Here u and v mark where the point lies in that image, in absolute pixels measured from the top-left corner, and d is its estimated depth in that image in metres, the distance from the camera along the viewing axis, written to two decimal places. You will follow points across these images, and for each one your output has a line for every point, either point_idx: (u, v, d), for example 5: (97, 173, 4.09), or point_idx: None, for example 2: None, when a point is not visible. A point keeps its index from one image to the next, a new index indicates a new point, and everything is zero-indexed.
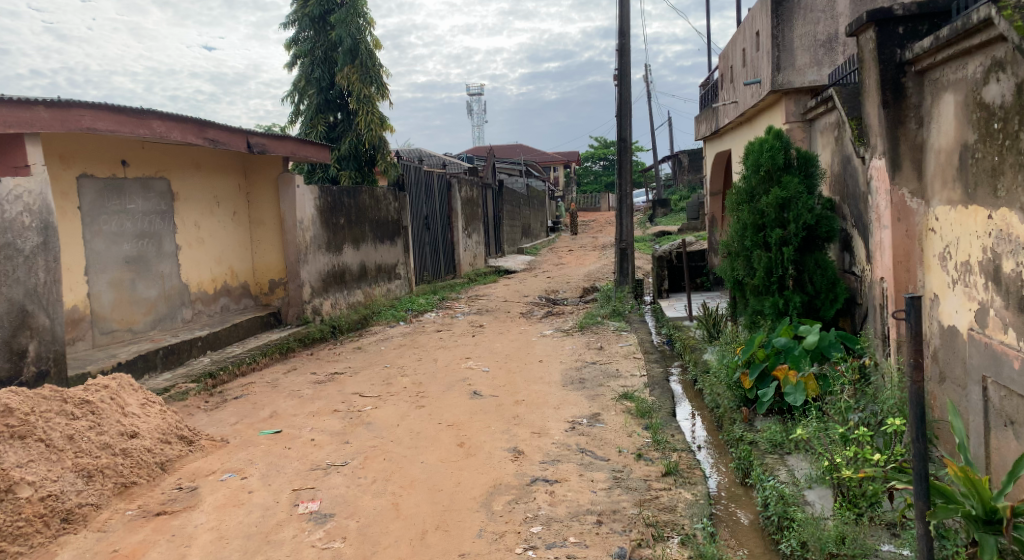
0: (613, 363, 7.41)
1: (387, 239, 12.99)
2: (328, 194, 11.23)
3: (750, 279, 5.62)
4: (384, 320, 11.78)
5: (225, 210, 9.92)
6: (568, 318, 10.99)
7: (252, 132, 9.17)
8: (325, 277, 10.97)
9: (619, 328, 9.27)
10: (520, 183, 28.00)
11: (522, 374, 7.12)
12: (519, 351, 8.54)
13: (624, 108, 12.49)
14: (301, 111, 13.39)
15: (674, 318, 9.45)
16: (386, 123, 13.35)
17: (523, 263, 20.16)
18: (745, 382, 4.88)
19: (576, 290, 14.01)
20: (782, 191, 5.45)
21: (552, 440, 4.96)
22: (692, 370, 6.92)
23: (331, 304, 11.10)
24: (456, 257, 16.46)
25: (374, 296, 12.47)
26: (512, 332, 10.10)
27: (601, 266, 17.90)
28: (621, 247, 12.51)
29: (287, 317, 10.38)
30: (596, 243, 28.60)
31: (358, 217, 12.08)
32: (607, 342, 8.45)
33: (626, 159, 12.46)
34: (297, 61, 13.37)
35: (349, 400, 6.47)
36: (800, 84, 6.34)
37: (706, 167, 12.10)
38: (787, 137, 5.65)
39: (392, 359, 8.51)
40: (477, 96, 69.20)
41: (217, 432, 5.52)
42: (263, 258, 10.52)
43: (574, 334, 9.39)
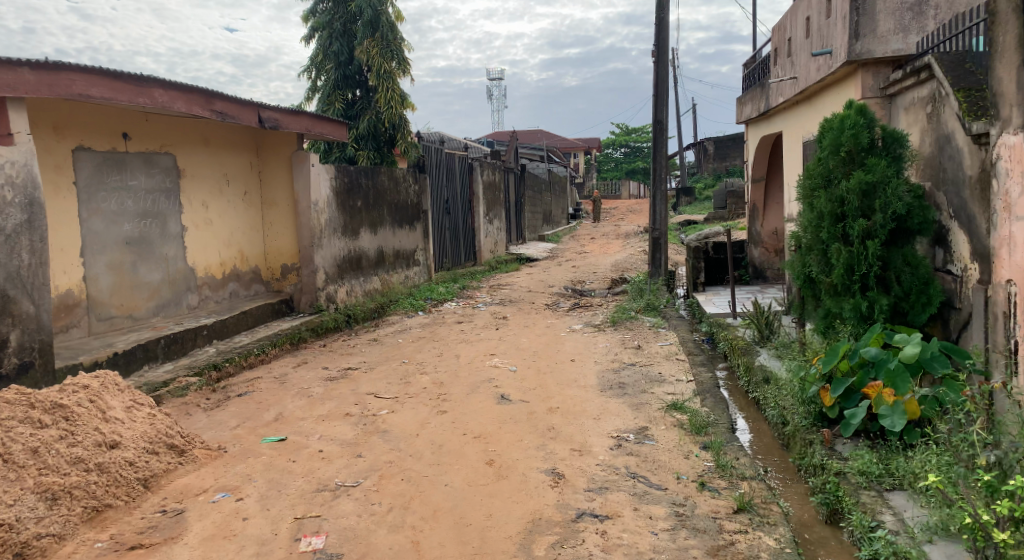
0: (655, 364, 6.68)
1: (406, 223, 12.34)
2: (345, 175, 10.58)
3: (824, 277, 4.88)
4: (401, 310, 11.15)
5: (236, 189, 9.28)
6: (598, 312, 10.27)
7: (264, 106, 8.49)
8: (340, 263, 10.35)
9: (656, 325, 8.54)
10: (542, 168, 27.18)
11: (554, 375, 6.42)
12: (548, 347, 7.85)
13: (661, 89, 11.70)
14: (318, 87, 12.72)
15: (715, 315, 8.72)
16: (407, 101, 12.63)
17: (546, 251, 19.42)
18: (827, 399, 4.17)
19: (603, 280, 13.29)
20: (867, 175, 4.71)
21: (597, 460, 4.26)
22: (745, 376, 6.21)
23: (347, 291, 10.49)
24: (477, 243, 15.78)
25: (391, 284, 11.83)
26: (539, 326, 9.42)
27: (627, 255, 17.12)
28: (654, 238, 11.76)
29: (300, 304, 9.77)
30: (619, 231, 27.78)
31: (377, 200, 11.44)
32: (645, 340, 7.73)
33: (661, 143, 11.71)
34: (314, 35, 12.68)
35: (363, 402, 5.80)
36: (881, 54, 5.57)
37: (748, 152, 11.30)
38: (872, 112, 4.91)
39: (411, 354, 7.86)
40: (497, 81, 68.29)
41: (213, 438, 4.84)
42: (275, 241, 9.88)
43: (606, 330, 8.67)
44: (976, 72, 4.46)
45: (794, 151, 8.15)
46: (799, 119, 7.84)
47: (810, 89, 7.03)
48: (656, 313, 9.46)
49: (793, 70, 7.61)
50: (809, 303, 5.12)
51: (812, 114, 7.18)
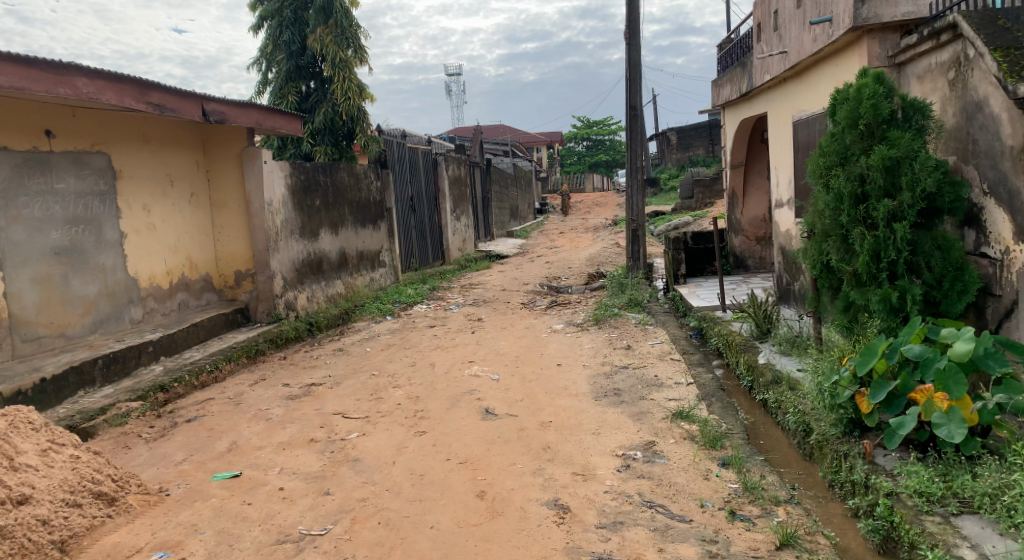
0: (649, 366, 6.14)
1: (369, 222, 11.68)
2: (301, 173, 9.94)
3: (845, 265, 4.39)
4: (368, 315, 10.49)
5: (182, 190, 8.53)
6: (577, 310, 9.73)
7: (209, 97, 7.76)
8: (299, 267, 9.72)
9: (643, 321, 8.02)
10: (506, 162, 26.56)
11: (542, 383, 5.84)
12: (530, 351, 7.27)
13: (634, 73, 11.17)
14: (269, 80, 11.95)
15: (703, 308, 8.25)
16: (366, 92, 11.94)
17: (515, 247, 18.85)
18: (864, 405, 3.63)
19: (579, 276, 12.77)
20: (890, 149, 4.21)
21: (604, 486, 3.69)
22: (748, 376, 5.72)
23: (307, 297, 9.85)
24: (445, 241, 15.14)
25: (356, 287, 11.16)
26: (517, 327, 8.85)
27: (600, 249, 16.64)
28: (631, 228, 11.29)
29: (257, 313, 9.13)
30: (586, 224, 27.32)
31: (336, 199, 10.78)
32: (634, 339, 7.18)
33: (637, 130, 11.21)
34: (263, 24, 11.91)
35: (330, 425, 5.15)
36: (890, 18, 5.08)
37: (726, 137, 10.86)
38: (889, 80, 4.42)
39: (381, 364, 7.23)
40: (454, 77, 67.45)
41: (153, 477, 4.13)
42: (227, 246, 9.16)
43: (590, 330, 8.12)
44: (1011, 31, 4.00)
45: (783, 131, 7.67)
46: (788, 98, 7.38)
47: (803, 64, 6.55)
48: (640, 308, 8.96)
49: (782, 44, 7.11)
50: (825, 294, 4.63)
51: (807, 90, 6.71)
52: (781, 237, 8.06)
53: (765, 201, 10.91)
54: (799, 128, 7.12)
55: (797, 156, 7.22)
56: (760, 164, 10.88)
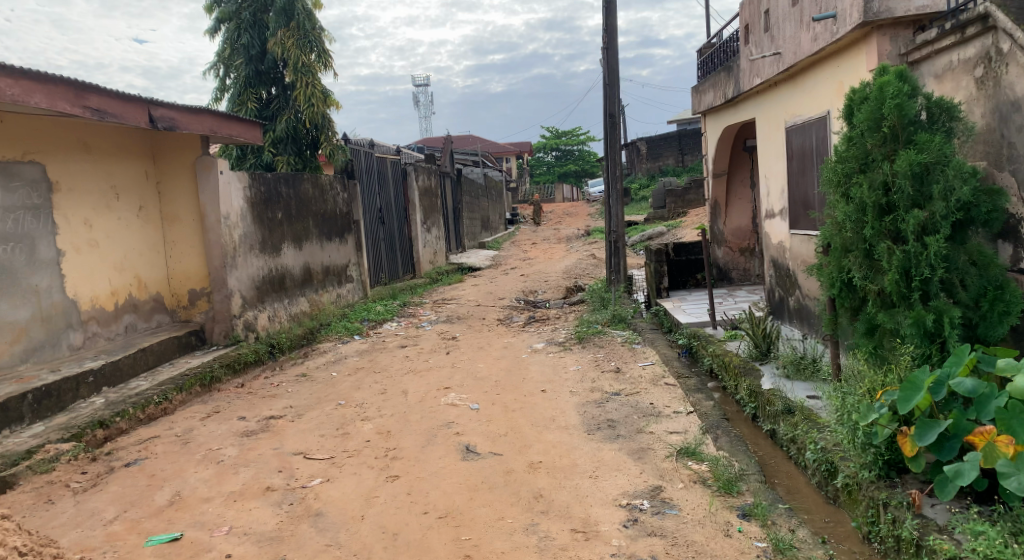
0: (643, 393, 5.63)
1: (335, 236, 11.08)
2: (261, 184, 9.32)
3: (869, 284, 3.89)
4: (334, 334, 9.86)
5: (129, 204, 7.87)
6: (558, 327, 9.23)
7: (158, 102, 7.13)
8: (259, 284, 9.11)
9: (630, 340, 7.55)
10: (477, 173, 26.06)
11: (526, 415, 5.30)
12: (511, 375, 6.73)
13: (612, 78, 10.73)
14: (227, 86, 11.30)
15: (693, 324, 7.80)
16: (331, 98, 11.35)
17: (489, 259, 18.33)
18: (908, 447, 3.13)
19: (557, 290, 12.28)
20: (919, 154, 3.73)
21: (610, 548, 3.17)
22: (750, 402, 5.26)
23: (269, 317, 9.24)
24: (416, 254, 14.55)
25: (322, 305, 10.55)
26: (495, 347, 8.31)
27: (576, 260, 16.18)
28: (610, 240, 10.88)
29: (213, 335, 8.52)
30: (559, 235, 26.92)
31: (300, 211, 10.18)
32: (622, 361, 6.67)
33: (615, 138, 10.77)
34: (220, 27, 11.27)
35: (289, 468, 4.56)
36: (903, 13, 4.66)
37: (707, 145, 10.47)
38: (913, 78, 3.96)
39: (349, 393, 6.64)
40: (422, 88, 67.02)
41: (75, 543, 3.52)
42: (180, 263, 8.52)
43: (573, 350, 7.61)
44: None
45: (774, 138, 7.27)
46: (779, 103, 6.98)
47: (800, 65, 6.15)
48: (625, 325, 8.49)
49: (774, 44, 6.67)
50: (841, 315, 4.16)
51: (804, 92, 6.28)
52: (773, 249, 7.63)
53: (749, 210, 10.59)
54: (794, 133, 6.71)
55: (791, 164, 6.82)
56: (743, 173, 10.51)
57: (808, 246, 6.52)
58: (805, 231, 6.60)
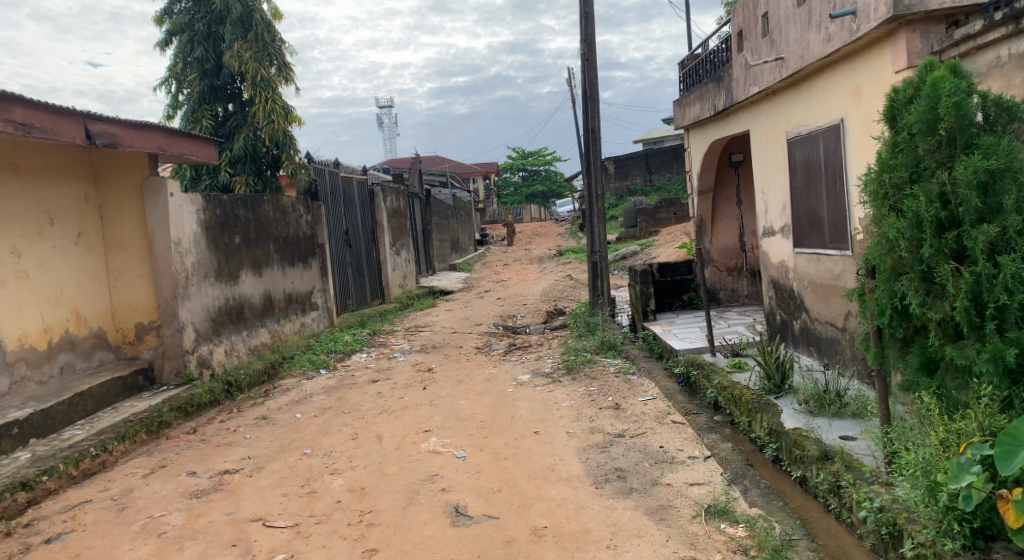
0: (651, 433, 5.02)
1: (298, 261, 10.37)
2: (217, 207, 8.64)
3: (930, 312, 3.30)
4: (298, 369, 9.10)
5: (65, 230, 7.28)
6: (541, 356, 8.61)
7: (96, 116, 6.44)
8: (215, 315, 8.44)
9: (624, 369, 6.98)
10: (446, 193, 25.48)
11: (520, 465, 4.67)
12: (497, 414, 6.08)
13: (591, 91, 10.23)
14: (180, 102, 10.55)
15: (690, 351, 7.27)
16: (292, 114, 10.67)
17: (461, 282, 17.68)
18: (1013, 518, 2.62)
19: (535, 314, 11.67)
20: (984, 161, 3.16)
21: None
22: (769, 442, 4.70)
23: (226, 351, 8.56)
24: (384, 278, 13.83)
25: (283, 335, 9.83)
26: (475, 380, 7.66)
27: (552, 282, 15.61)
28: (592, 261, 10.40)
29: (162, 373, 7.85)
30: (530, 256, 26.39)
31: (259, 235, 9.48)
32: (619, 395, 6.08)
33: (595, 154, 10.25)
34: (172, 40, 10.53)
35: (245, 541, 3.88)
36: (937, 6, 4.10)
37: (692, 160, 9.97)
38: (967, 73, 3.36)
39: (315, 440, 5.92)
40: (386, 110, 66.50)
41: None
42: (125, 294, 7.85)
43: (563, 383, 6.99)
44: None
45: (771, 151, 6.78)
46: (776, 113, 6.50)
47: (802, 72, 5.67)
48: (615, 352, 7.92)
49: (773, 49, 6.14)
50: (889, 346, 3.58)
51: (810, 98, 5.72)
52: (772, 269, 7.10)
53: (735, 229, 10.11)
54: (795, 145, 6.20)
55: (794, 178, 6.31)
56: (728, 190, 10.02)
57: (817, 266, 6.00)
58: (811, 250, 6.08)
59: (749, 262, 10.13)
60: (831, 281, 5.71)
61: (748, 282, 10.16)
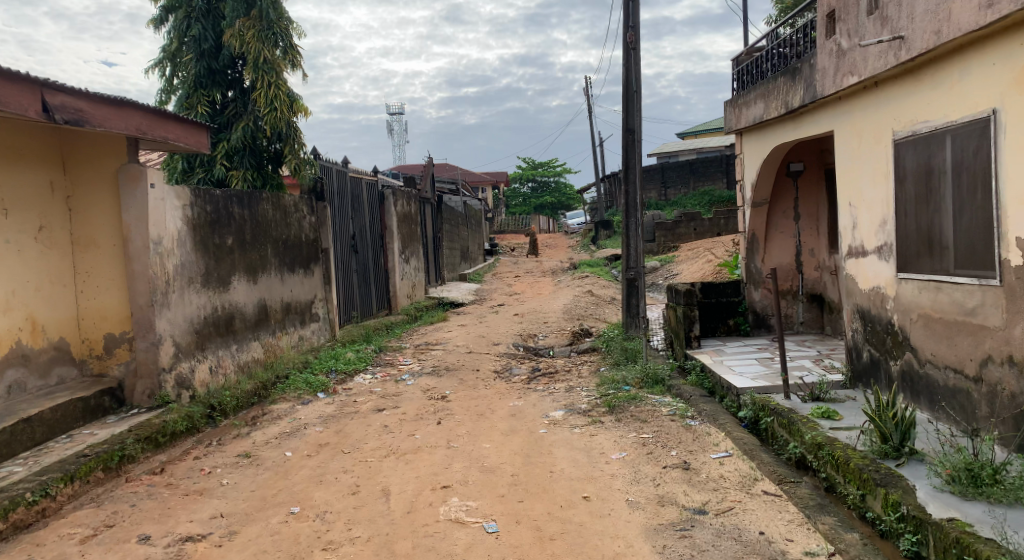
0: (744, 511, 3.88)
1: (298, 266, 9.28)
2: (207, 203, 7.54)
3: None
4: (292, 393, 7.89)
5: (23, 222, 6.22)
6: (573, 387, 7.46)
7: (58, 87, 5.38)
8: (199, 327, 7.33)
9: (683, 412, 5.80)
10: (457, 200, 24.35)
11: (576, 553, 3.58)
12: (531, 466, 4.95)
13: (632, 88, 9.14)
14: (173, 86, 9.46)
15: (760, 393, 6.13)
16: (298, 103, 9.60)
17: (471, 294, 16.55)
18: None
19: (559, 334, 10.52)
20: None
21: None
22: (905, 530, 3.59)
23: (210, 368, 7.44)
24: (392, 288, 12.70)
25: (278, 351, 8.71)
26: (498, 415, 6.51)
27: (573, 298, 14.46)
28: (628, 278, 9.33)
29: (133, 394, 6.74)
30: (542, 268, 25.24)
31: (255, 236, 8.38)
32: (685, 449, 4.90)
33: (634, 159, 9.15)
34: (167, 17, 9.45)
35: None
36: None
37: (747, 168, 8.86)
38: None
39: (307, 491, 4.80)
40: (396, 115, 65.60)
41: None
42: (93, 300, 6.76)
43: (606, 425, 5.85)
44: None
45: (864, 155, 5.66)
46: (878, 108, 5.38)
47: (932, 53, 4.56)
48: (665, 388, 6.73)
49: (885, 27, 5.03)
50: None
51: (941, 86, 4.63)
52: (858, 296, 5.96)
53: (790, 247, 8.99)
54: (904, 147, 5.09)
55: (901, 188, 5.18)
56: (785, 203, 8.92)
57: (933, 296, 4.85)
58: (925, 276, 4.94)
59: (806, 285, 8.99)
60: (959, 316, 4.56)
61: (804, 307, 9.02)
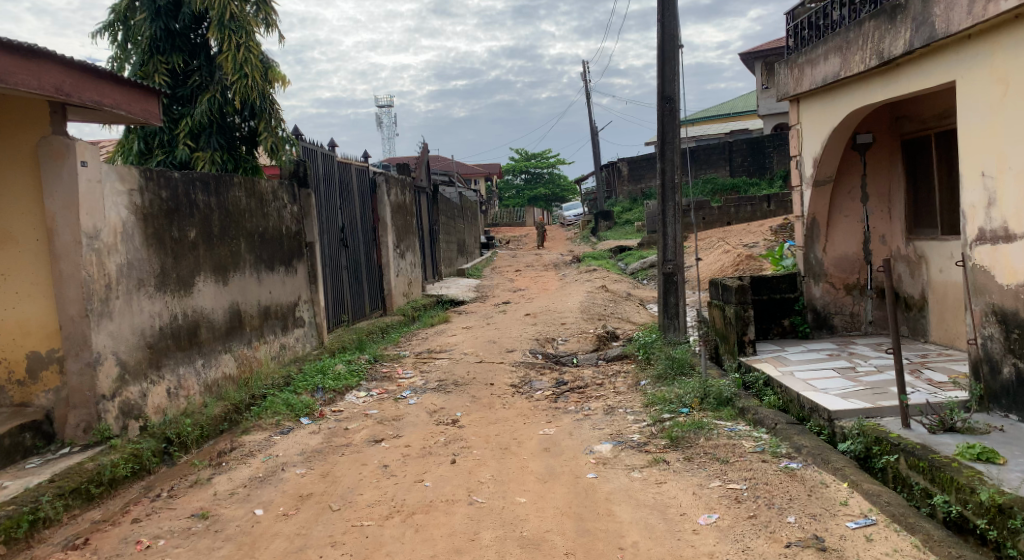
0: None
1: (278, 263, 7.88)
2: (162, 187, 6.13)
3: None
4: (270, 418, 6.47)
5: None
6: (613, 408, 6.10)
7: None
8: (154, 340, 5.91)
9: (777, 449, 4.46)
10: (453, 193, 22.93)
11: None
12: (588, 537, 3.65)
13: (668, 49, 7.79)
14: (125, 51, 8.01)
15: (868, 422, 4.77)
16: (273, 71, 8.25)
17: (471, 291, 15.15)
18: None
19: (581, 337, 9.14)
20: None
21: None
22: None
23: (169, 391, 6.02)
24: (387, 287, 11.28)
25: (255, 364, 7.29)
26: (528, 450, 5.16)
27: (586, 294, 13.06)
28: (665, 272, 7.97)
29: (64, 428, 5.32)
30: (543, 261, 23.88)
31: (225, 228, 6.97)
32: (806, 513, 3.61)
33: (673, 133, 7.80)
34: None
35: None
36: None
37: (808, 141, 7.51)
38: None
39: None
40: (386, 108, 64.12)
41: None
42: (11, 310, 5.34)
43: (673, 466, 4.51)
44: None
45: (1011, 109, 4.33)
46: None
47: None
48: (736, 411, 5.39)
49: None
50: None
51: None
52: (995, 294, 4.59)
53: (856, 234, 7.67)
54: None
55: None
56: (850, 181, 7.58)
57: None
58: None
59: (876, 278, 7.66)
60: None
61: (873, 304, 7.71)
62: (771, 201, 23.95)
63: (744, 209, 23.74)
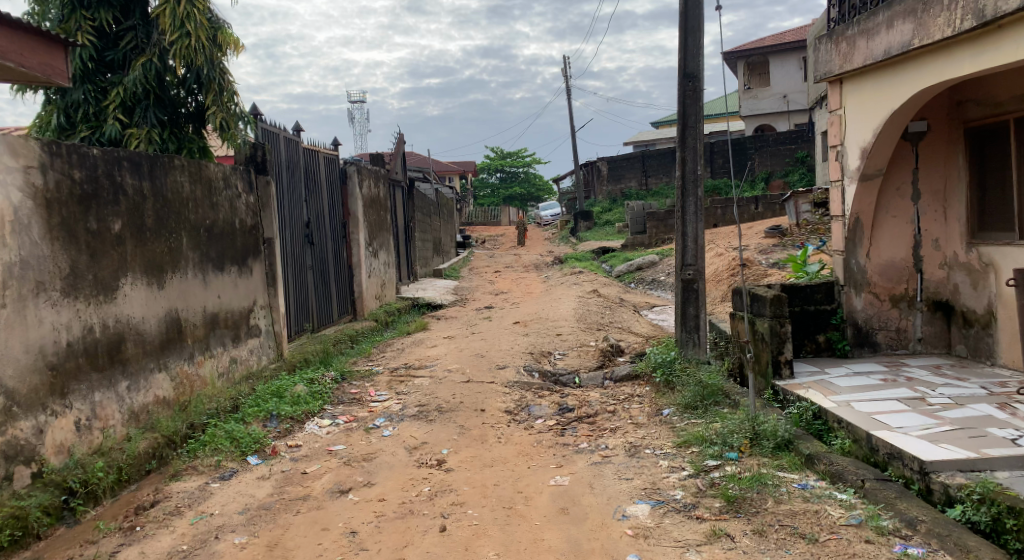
0: None
1: (229, 263, 6.59)
2: (76, 166, 4.83)
3: None
4: (210, 457, 5.21)
5: None
6: (637, 446, 4.94)
7: None
8: (60, 360, 4.61)
9: (881, 524, 3.37)
10: (429, 189, 21.63)
11: None
12: None
13: (692, 18, 6.67)
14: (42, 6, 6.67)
15: (989, 481, 3.70)
16: (223, 35, 7.03)
17: (448, 292, 13.90)
18: None
19: (580, 351, 7.96)
20: None
21: None
22: None
23: (79, 425, 4.69)
24: (358, 290, 10.02)
25: (197, 384, 5.98)
26: (539, 510, 3.98)
27: (578, 300, 11.89)
28: (684, 279, 6.84)
29: None
30: (522, 262, 22.64)
31: (162, 220, 5.68)
32: None
33: (695, 116, 6.67)
34: None
35: None
36: None
37: (855, 128, 6.40)
38: None
39: None
40: (358, 104, 62.54)
41: None
42: None
43: (744, 546, 3.36)
44: None
45: None
46: None
47: None
48: (801, 460, 4.26)
49: None
50: None
51: None
52: None
53: (906, 237, 6.60)
54: None
55: None
56: (901, 176, 6.51)
57: None
58: None
59: (928, 289, 6.59)
60: None
61: (924, 319, 6.63)
62: (759, 203, 23.05)
63: (731, 211, 22.78)
